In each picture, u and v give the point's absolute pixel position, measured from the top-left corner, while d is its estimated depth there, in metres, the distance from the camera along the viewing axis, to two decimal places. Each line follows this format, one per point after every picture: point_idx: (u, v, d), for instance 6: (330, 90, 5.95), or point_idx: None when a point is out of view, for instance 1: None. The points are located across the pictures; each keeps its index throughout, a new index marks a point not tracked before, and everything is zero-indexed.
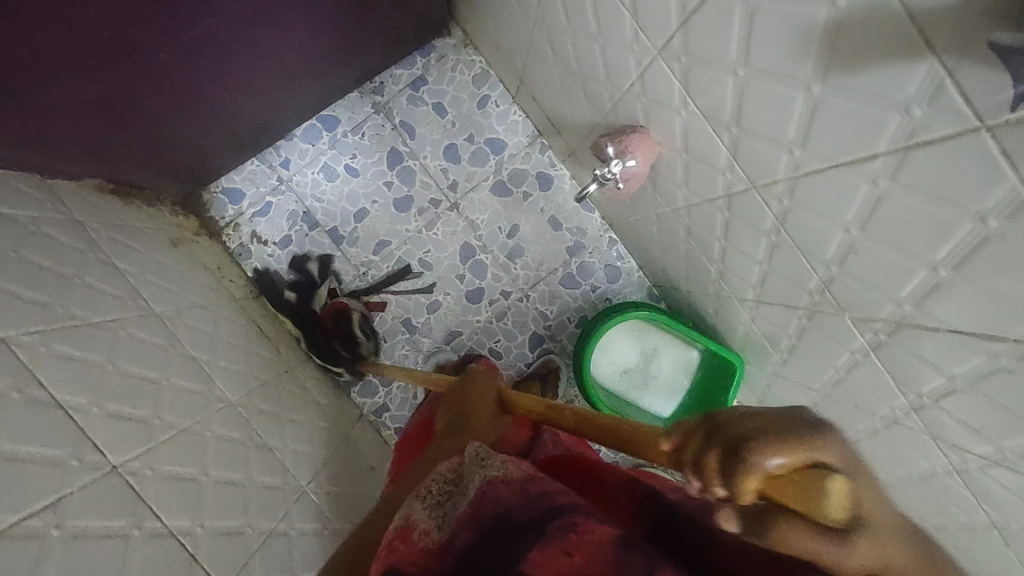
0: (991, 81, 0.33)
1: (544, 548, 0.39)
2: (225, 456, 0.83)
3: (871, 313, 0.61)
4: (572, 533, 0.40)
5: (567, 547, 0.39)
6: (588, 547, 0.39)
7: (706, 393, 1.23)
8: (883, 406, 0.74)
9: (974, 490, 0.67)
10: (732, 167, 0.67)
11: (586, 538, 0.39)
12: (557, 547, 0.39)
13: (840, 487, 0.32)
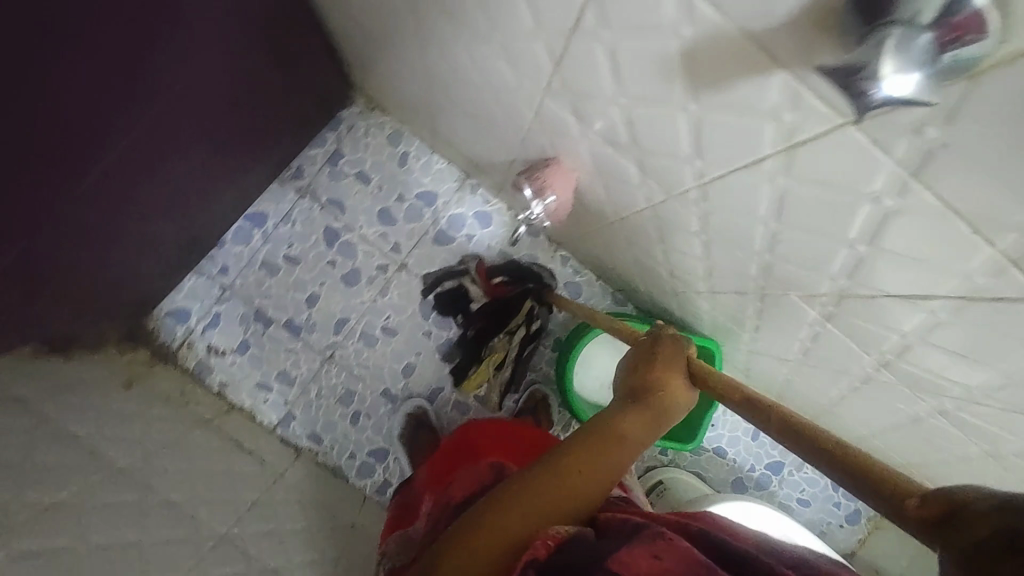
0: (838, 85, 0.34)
1: (632, 549, 0.44)
2: None
3: (814, 290, 0.62)
4: (661, 539, 0.44)
5: (655, 551, 0.43)
6: (677, 553, 0.43)
7: None
8: (854, 366, 0.75)
9: (962, 424, 0.68)
10: (645, 181, 0.67)
11: (674, 545, 0.44)
12: (645, 550, 0.43)
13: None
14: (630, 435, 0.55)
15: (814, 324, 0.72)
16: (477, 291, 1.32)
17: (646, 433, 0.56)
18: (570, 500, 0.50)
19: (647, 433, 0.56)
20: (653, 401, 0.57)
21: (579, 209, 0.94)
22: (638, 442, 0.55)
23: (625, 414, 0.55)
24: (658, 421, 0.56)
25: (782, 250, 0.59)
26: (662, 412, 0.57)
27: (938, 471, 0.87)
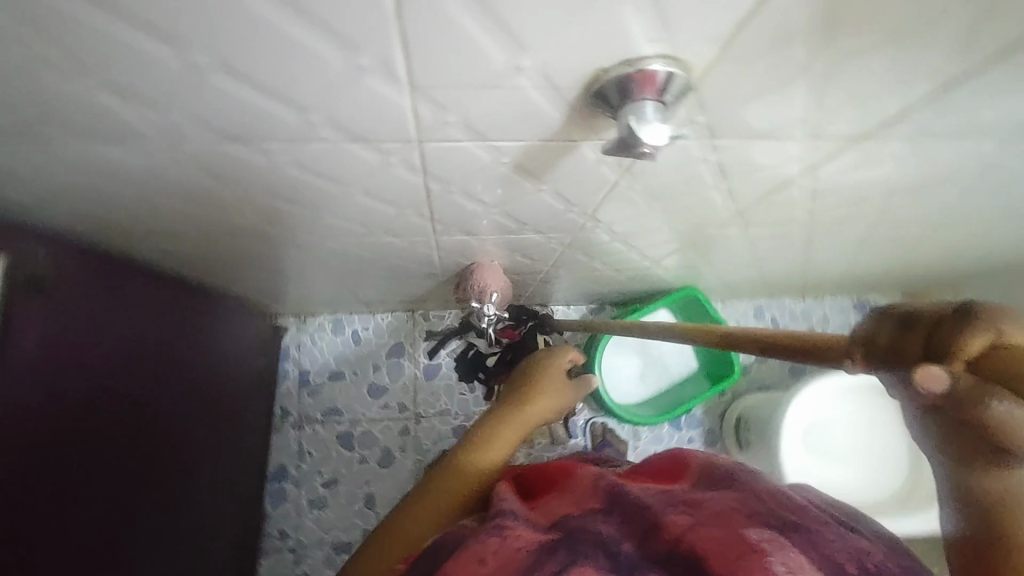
0: None
1: (460, 557, 0.37)
2: None
3: (721, 219, 0.73)
4: (496, 538, 0.38)
5: (482, 555, 0.36)
6: (507, 552, 0.36)
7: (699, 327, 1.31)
8: (793, 238, 0.86)
9: (891, 221, 0.79)
10: (551, 236, 0.77)
11: (507, 546, 0.37)
12: (473, 556, 0.37)
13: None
14: (515, 428, 0.69)
15: (743, 235, 0.82)
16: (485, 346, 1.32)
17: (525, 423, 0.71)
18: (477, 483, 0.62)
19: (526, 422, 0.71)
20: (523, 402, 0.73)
21: (516, 277, 1.04)
22: (521, 431, 0.70)
23: (503, 416, 0.71)
24: (529, 412, 0.72)
25: (681, 213, 0.69)
26: (531, 404, 0.73)
27: (911, 249, 0.97)
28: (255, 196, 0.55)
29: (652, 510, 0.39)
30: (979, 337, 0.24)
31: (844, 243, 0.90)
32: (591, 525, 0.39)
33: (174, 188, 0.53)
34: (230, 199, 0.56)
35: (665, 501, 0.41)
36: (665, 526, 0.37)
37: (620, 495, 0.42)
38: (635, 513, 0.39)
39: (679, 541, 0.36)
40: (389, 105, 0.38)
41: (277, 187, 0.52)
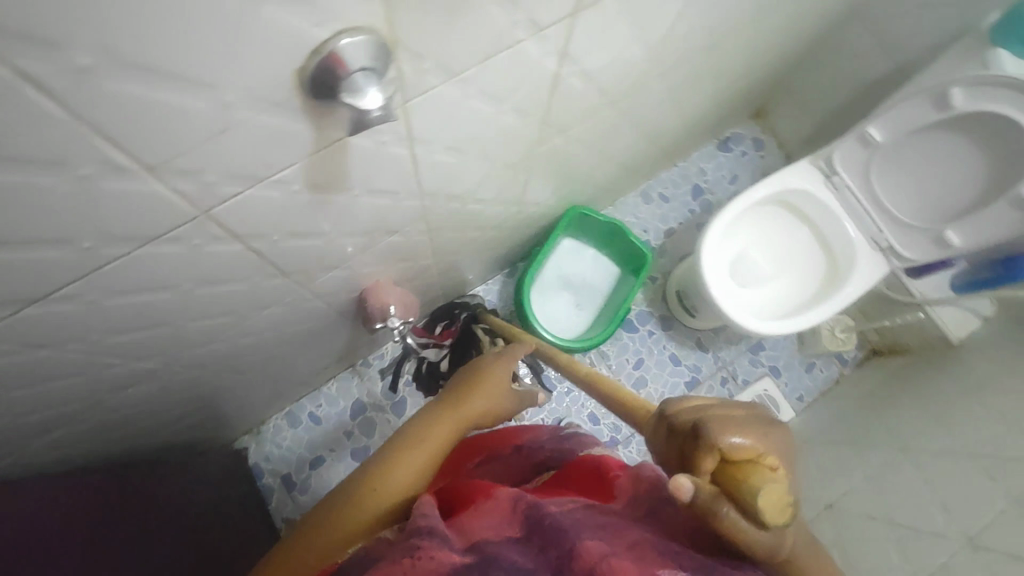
0: None
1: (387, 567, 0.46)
2: None
3: (537, 135, 0.78)
4: (420, 556, 0.46)
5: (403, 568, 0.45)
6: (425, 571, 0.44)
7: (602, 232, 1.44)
8: (613, 119, 0.92)
9: (676, 63, 0.86)
10: (408, 228, 0.80)
11: (427, 561, 0.45)
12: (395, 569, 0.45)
13: (782, 495, 0.42)
14: (441, 436, 0.69)
15: (568, 139, 0.87)
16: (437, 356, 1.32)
17: (454, 431, 0.71)
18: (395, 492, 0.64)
19: (456, 429, 0.71)
20: (453, 407, 0.72)
21: (414, 282, 1.06)
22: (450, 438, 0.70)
23: (431, 425, 0.70)
24: (461, 412, 0.72)
25: (496, 149, 0.73)
26: (462, 409, 0.72)
27: (712, 75, 1.06)
28: (103, 340, 0.54)
29: (567, 537, 0.45)
30: (712, 454, 0.44)
31: (657, 100, 0.98)
32: (512, 551, 0.45)
33: (18, 374, 0.51)
34: (81, 355, 0.55)
35: (580, 522, 0.47)
36: (579, 555, 0.43)
37: (535, 521, 0.48)
38: (564, 536, 0.45)
39: (594, 572, 0.41)
40: (140, 193, 0.39)
41: (116, 322, 0.52)
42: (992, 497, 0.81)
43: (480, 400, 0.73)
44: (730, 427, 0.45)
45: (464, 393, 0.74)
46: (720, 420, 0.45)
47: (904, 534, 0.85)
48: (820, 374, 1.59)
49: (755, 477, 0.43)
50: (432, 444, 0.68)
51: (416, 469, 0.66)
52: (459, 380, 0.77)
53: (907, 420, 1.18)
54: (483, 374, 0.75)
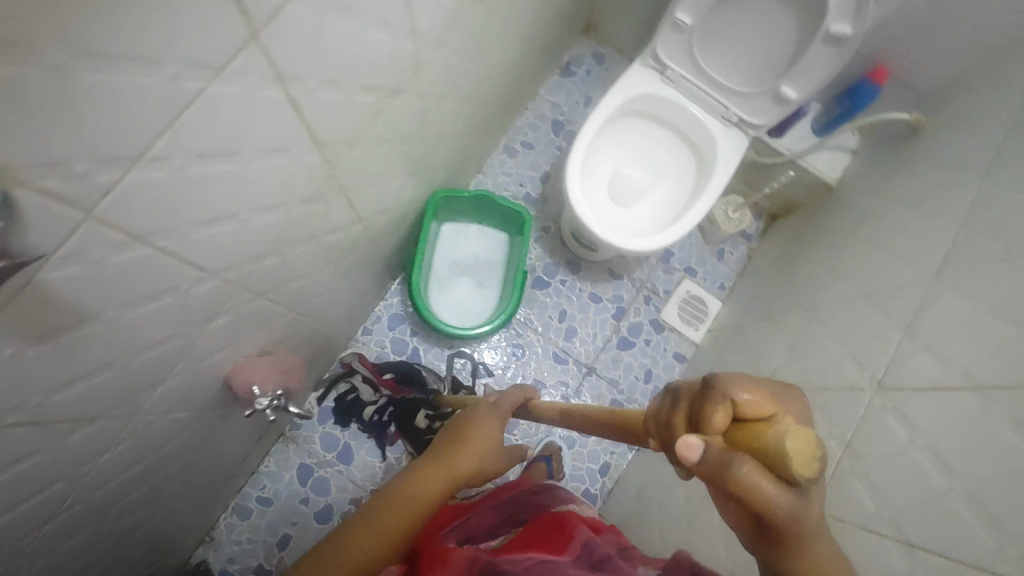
0: (47, 223, 0.39)
1: None
2: None
3: (322, 159, 0.70)
4: None
5: None
6: None
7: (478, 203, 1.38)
8: (411, 103, 0.85)
9: (447, 24, 0.79)
10: (230, 304, 0.73)
11: None
12: None
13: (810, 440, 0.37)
14: (427, 493, 0.67)
15: (367, 144, 0.80)
16: (370, 400, 1.36)
17: (447, 485, 0.68)
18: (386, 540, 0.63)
19: (450, 482, 0.69)
20: (440, 462, 0.70)
21: (287, 339, 0.99)
22: (442, 490, 0.68)
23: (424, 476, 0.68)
24: (445, 465, 0.70)
25: (276, 193, 0.65)
26: (457, 460, 0.70)
27: (503, 17, 0.99)
28: None
29: None
30: (724, 408, 0.40)
31: (453, 65, 0.91)
32: None
33: None
34: None
35: None
36: None
37: None
38: None
39: None
40: None
41: None
42: (888, 334, 0.82)
43: (469, 456, 0.71)
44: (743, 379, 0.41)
45: (458, 447, 0.71)
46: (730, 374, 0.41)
47: (826, 396, 0.87)
48: (732, 257, 1.61)
49: (774, 425, 0.38)
50: (423, 496, 0.66)
51: (407, 520, 0.65)
52: (452, 432, 0.75)
53: (810, 276, 1.20)
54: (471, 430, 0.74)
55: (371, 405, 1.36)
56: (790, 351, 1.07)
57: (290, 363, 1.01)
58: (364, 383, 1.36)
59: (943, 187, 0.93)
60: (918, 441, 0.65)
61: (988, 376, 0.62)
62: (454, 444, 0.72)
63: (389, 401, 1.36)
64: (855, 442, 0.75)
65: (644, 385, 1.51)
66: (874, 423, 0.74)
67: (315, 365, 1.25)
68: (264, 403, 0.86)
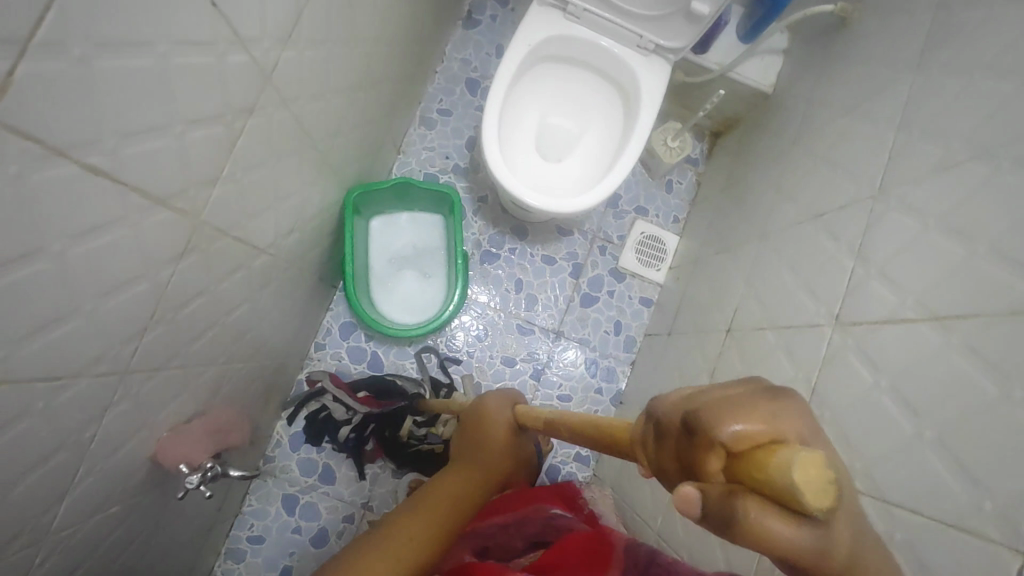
0: None
1: None
2: None
3: (176, 214, 0.61)
4: None
5: None
6: None
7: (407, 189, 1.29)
8: (277, 117, 0.75)
9: (292, 22, 0.68)
10: (120, 392, 0.65)
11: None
12: None
13: (824, 462, 0.26)
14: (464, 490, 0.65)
15: (235, 176, 0.70)
16: (344, 420, 1.32)
17: (485, 471, 0.69)
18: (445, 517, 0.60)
19: (489, 468, 0.70)
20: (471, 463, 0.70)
21: (218, 391, 0.91)
22: (483, 477, 0.68)
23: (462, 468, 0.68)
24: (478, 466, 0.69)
25: (123, 267, 0.56)
26: (487, 449, 0.71)
27: None
28: None
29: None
30: (710, 448, 0.29)
31: (317, 60, 0.80)
32: None
33: None
34: None
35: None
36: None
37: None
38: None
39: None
40: None
41: None
42: (841, 260, 0.77)
43: (496, 456, 0.71)
44: (734, 408, 0.29)
45: (482, 443, 0.73)
46: (710, 401, 0.30)
47: (788, 336, 0.82)
48: (681, 186, 1.54)
49: (782, 449, 0.27)
50: (465, 481, 0.66)
51: (460, 500, 0.63)
52: (470, 429, 0.76)
53: (758, 198, 1.14)
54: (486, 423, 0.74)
55: (345, 425, 1.31)
56: (749, 285, 1.02)
57: (224, 417, 0.94)
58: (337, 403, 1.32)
59: (878, 84, 0.86)
60: (881, 383, 0.61)
61: (946, 304, 0.57)
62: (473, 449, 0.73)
63: (365, 420, 1.31)
64: (820, 387, 0.70)
65: (615, 337, 1.47)
66: (836, 363, 0.69)
67: (268, 398, 1.18)
68: (196, 481, 0.79)
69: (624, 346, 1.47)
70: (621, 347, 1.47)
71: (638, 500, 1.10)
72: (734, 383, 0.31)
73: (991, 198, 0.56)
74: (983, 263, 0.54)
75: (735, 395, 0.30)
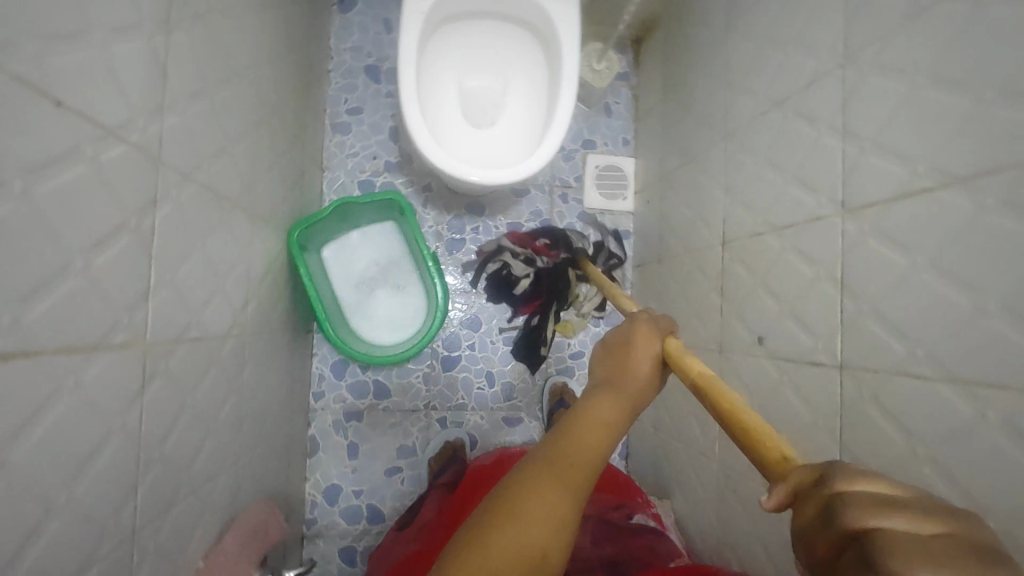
0: None
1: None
2: (752, 542, 0.84)
3: (119, 351, 0.52)
4: None
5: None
6: None
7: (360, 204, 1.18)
8: (185, 194, 0.64)
9: (157, 85, 0.57)
10: (139, 555, 0.57)
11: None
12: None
13: None
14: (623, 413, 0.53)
15: (166, 278, 0.61)
16: (522, 272, 1.28)
17: (628, 405, 0.54)
18: (577, 460, 0.47)
19: (632, 401, 0.55)
20: (623, 384, 0.56)
21: (236, 494, 0.84)
22: (626, 412, 0.53)
23: (600, 396, 0.54)
24: (633, 386, 0.56)
25: (86, 437, 0.48)
26: (628, 381, 0.56)
27: (226, 9, 0.75)
28: None
29: None
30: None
31: (204, 115, 0.69)
32: None
33: None
34: None
35: None
36: None
37: None
38: None
39: None
40: None
41: None
42: (825, 143, 0.72)
43: (646, 380, 0.57)
44: (930, 559, 0.25)
45: (629, 359, 0.59)
46: (901, 538, 0.26)
47: (794, 235, 0.78)
48: (620, 106, 1.46)
49: None
50: (617, 413, 0.53)
51: (596, 436, 0.50)
52: (604, 354, 0.62)
53: (708, 97, 1.08)
54: (636, 353, 0.59)
55: (525, 277, 1.28)
56: (730, 191, 0.97)
57: (253, 515, 0.87)
58: (514, 257, 1.29)
59: None
60: (918, 262, 0.57)
61: (964, 164, 0.53)
62: (618, 364, 0.59)
63: (541, 273, 1.28)
64: (851, 279, 0.67)
65: None
66: (859, 251, 0.66)
67: (288, 469, 1.11)
68: None
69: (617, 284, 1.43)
70: None
71: (688, 432, 1.08)
72: (944, 518, 0.27)
73: (979, 36, 0.52)
74: (991, 110, 0.50)
75: (938, 535, 0.26)
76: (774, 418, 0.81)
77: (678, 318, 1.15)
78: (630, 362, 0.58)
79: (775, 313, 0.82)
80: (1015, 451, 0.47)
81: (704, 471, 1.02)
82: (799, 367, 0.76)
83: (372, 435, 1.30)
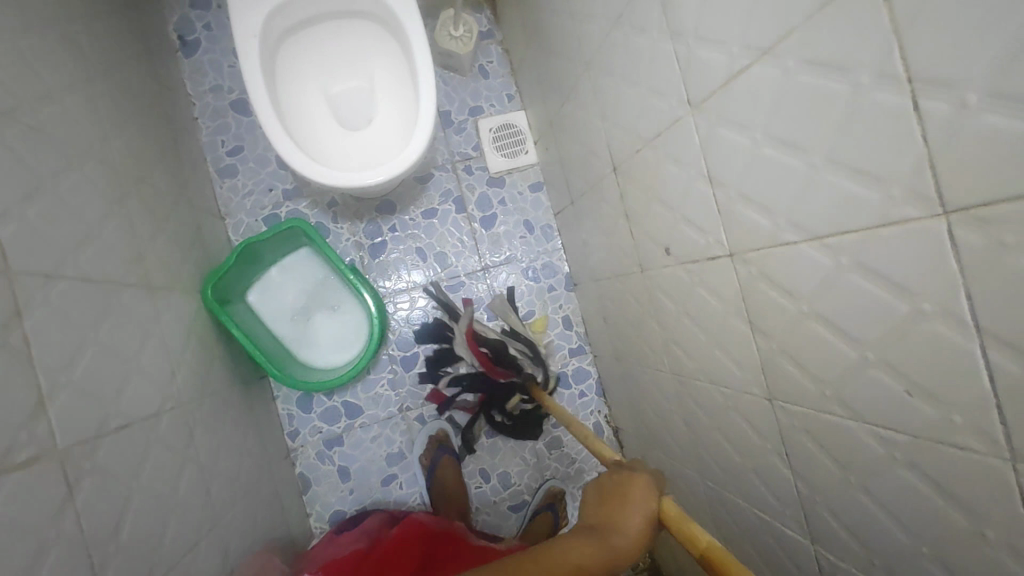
0: None
1: None
2: (712, 433, 0.89)
3: (28, 463, 0.52)
4: None
5: None
6: None
7: (268, 246, 1.18)
8: (57, 292, 0.64)
9: None
10: None
11: None
12: None
13: None
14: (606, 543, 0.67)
15: (63, 380, 0.60)
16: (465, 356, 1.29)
17: (609, 540, 0.67)
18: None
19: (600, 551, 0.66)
20: (616, 521, 0.69)
21: (225, 555, 0.85)
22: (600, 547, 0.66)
23: (588, 534, 0.68)
24: (625, 527, 0.69)
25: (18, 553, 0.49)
26: (617, 529, 0.69)
27: (41, 97, 0.72)
28: None
29: None
30: None
31: (50, 209, 0.67)
32: None
33: None
34: None
35: None
36: None
37: None
38: None
39: None
40: None
41: None
42: (661, 48, 0.74)
43: (637, 518, 0.69)
44: None
45: (624, 501, 0.72)
46: None
47: (662, 143, 0.80)
48: (493, 65, 1.45)
49: None
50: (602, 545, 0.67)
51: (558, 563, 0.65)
52: (604, 493, 0.75)
53: (561, 34, 1.08)
54: (632, 497, 0.72)
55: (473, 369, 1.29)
56: (604, 118, 0.99)
57: (251, 566, 0.89)
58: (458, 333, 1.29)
59: None
60: (756, 137, 0.60)
61: (763, 33, 0.55)
62: (617, 505, 0.72)
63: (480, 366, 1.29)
64: (714, 170, 0.69)
65: (533, 235, 1.44)
66: (712, 142, 0.68)
67: (281, 511, 1.13)
68: None
69: (545, 237, 1.45)
70: (543, 239, 1.45)
71: (642, 355, 1.12)
72: None
73: None
74: None
75: None
76: (698, 317, 0.84)
77: (602, 251, 1.18)
78: (625, 501, 0.72)
79: (670, 221, 0.85)
80: (871, 285, 0.50)
81: (661, 385, 1.06)
82: (701, 265, 0.79)
83: (357, 454, 1.32)
